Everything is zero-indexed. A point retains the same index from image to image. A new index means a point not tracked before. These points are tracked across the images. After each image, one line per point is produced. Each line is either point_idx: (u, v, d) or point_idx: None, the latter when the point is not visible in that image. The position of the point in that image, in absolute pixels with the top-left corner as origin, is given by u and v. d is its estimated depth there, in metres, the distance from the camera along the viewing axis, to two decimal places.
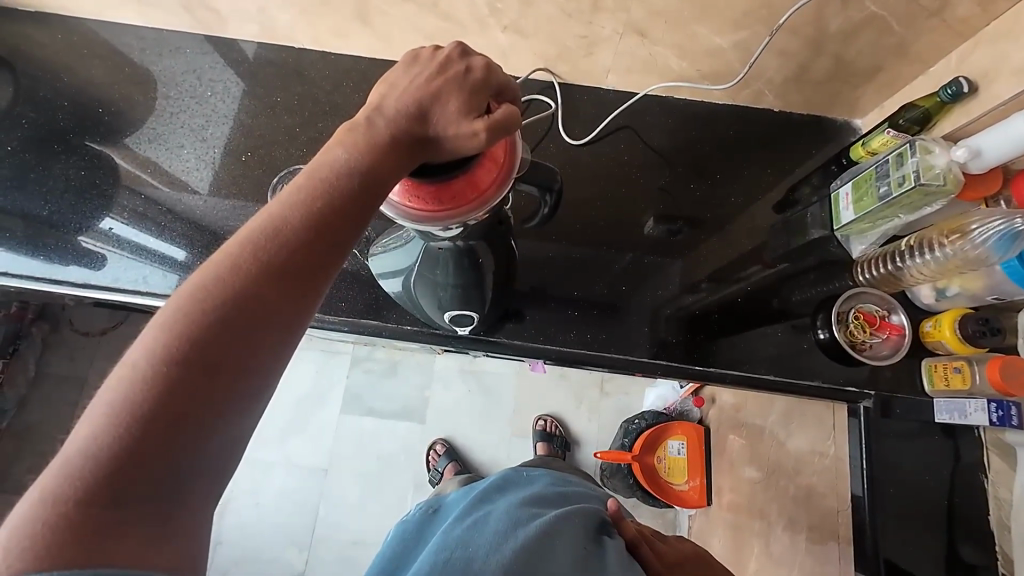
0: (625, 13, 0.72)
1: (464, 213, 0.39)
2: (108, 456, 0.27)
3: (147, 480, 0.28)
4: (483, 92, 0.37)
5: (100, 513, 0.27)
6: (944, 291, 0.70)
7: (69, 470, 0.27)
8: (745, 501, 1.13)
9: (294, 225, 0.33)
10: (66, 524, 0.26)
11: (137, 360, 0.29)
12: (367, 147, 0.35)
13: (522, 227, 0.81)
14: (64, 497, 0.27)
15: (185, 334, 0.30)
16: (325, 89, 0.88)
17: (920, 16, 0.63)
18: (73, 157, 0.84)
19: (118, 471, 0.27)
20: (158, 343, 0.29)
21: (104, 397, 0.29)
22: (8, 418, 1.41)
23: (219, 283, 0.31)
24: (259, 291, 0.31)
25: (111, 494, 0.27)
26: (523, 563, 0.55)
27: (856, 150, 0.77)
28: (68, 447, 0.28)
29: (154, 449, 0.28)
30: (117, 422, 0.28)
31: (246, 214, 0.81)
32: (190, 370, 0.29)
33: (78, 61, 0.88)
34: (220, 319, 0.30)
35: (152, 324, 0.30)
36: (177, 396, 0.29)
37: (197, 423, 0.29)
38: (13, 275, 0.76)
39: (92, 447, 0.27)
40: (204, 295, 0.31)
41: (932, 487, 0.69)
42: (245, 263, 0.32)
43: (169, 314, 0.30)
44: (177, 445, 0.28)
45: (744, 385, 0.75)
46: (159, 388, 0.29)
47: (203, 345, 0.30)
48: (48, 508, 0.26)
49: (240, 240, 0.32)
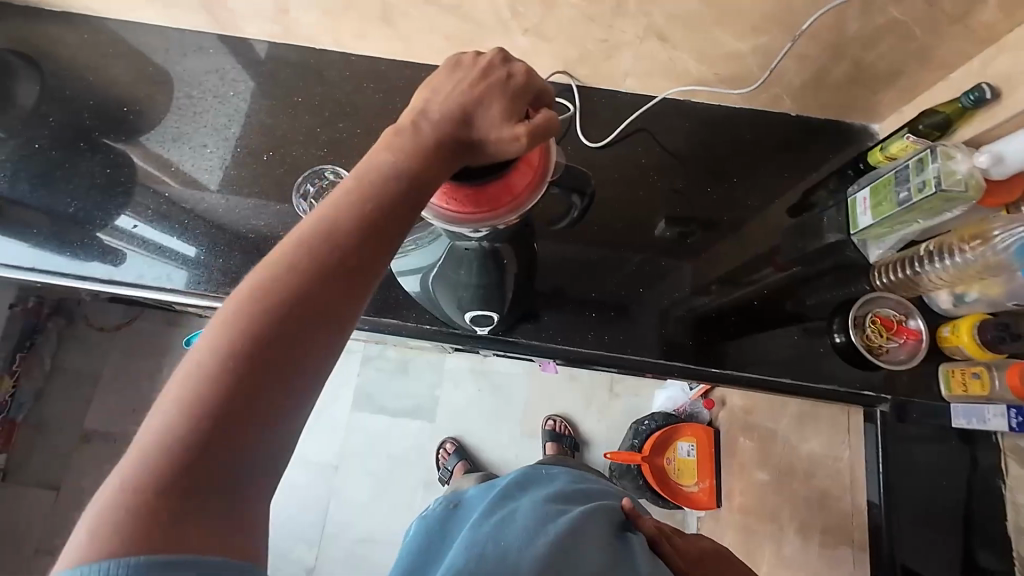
0: (646, 17, 0.73)
1: (500, 216, 0.43)
2: (181, 445, 0.30)
3: (216, 468, 0.30)
4: (523, 98, 0.40)
5: (175, 498, 0.29)
6: (963, 297, 0.70)
7: (147, 454, 0.30)
8: (756, 504, 1.13)
9: (343, 229, 0.36)
10: (148, 508, 0.29)
11: (205, 353, 0.32)
12: (413, 151, 0.38)
13: (551, 227, 0.82)
14: (144, 482, 0.29)
15: (247, 332, 0.32)
16: (345, 90, 0.89)
17: (943, 22, 0.63)
18: (98, 155, 0.85)
19: (190, 459, 0.30)
20: (223, 341, 0.32)
21: (176, 390, 0.31)
22: (24, 412, 1.43)
23: (278, 282, 0.34)
24: (313, 292, 0.34)
25: (185, 481, 0.30)
26: (556, 560, 0.56)
27: (874, 155, 0.79)
28: (146, 437, 0.31)
29: (223, 438, 0.31)
30: (190, 413, 0.31)
31: (268, 213, 0.82)
32: (253, 362, 0.32)
33: (103, 60, 0.90)
34: (279, 318, 0.33)
35: (216, 323, 0.33)
36: (242, 390, 0.31)
37: (260, 415, 0.32)
38: (42, 271, 0.78)
39: (167, 437, 0.30)
40: (264, 296, 0.33)
41: (949, 491, 0.69)
42: (300, 266, 0.34)
43: (232, 314, 0.33)
44: (242, 435, 0.31)
45: (760, 387, 0.75)
46: (226, 382, 0.31)
47: (264, 342, 0.32)
48: (130, 492, 0.29)
49: (294, 244, 0.35)
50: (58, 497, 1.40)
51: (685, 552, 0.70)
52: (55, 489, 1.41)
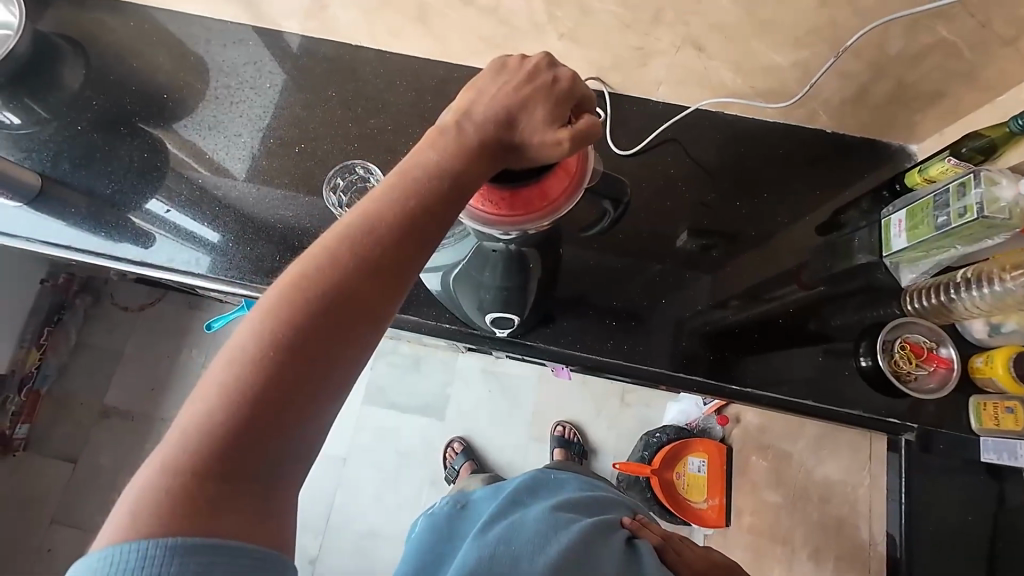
0: (685, 26, 0.72)
1: (534, 220, 0.42)
2: (218, 432, 0.31)
3: (252, 457, 0.31)
4: (568, 103, 0.39)
5: (213, 485, 0.30)
6: (1000, 327, 0.68)
7: (185, 440, 0.30)
8: (767, 525, 1.10)
9: (386, 225, 0.36)
10: (185, 493, 0.29)
11: (245, 342, 0.32)
12: (457, 151, 0.38)
13: (582, 233, 0.82)
14: (183, 467, 0.30)
15: (288, 324, 0.33)
16: (378, 87, 0.90)
17: (995, 43, 0.61)
18: (137, 140, 0.88)
19: (228, 447, 0.30)
20: (265, 331, 0.32)
21: (216, 376, 0.32)
22: (48, 384, 1.47)
23: (319, 276, 0.34)
24: (354, 286, 0.34)
25: (222, 468, 0.30)
26: (570, 564, 0.57)
27: (912, 176, 0.76)
28: (185, 421, 0.31)
29: (260, 428, 0.31)
30: (229, 402, 0.31)
31: (296, 204, 0.84)
32: (292, 354, 0.32)
33: (147, 48, 0.92)
34: (320, 312, 0.33)
35: (257, 312, 0.33)
36: (281, 381, 0.32)
37: (298, 406, 0.32)
38: (77, 249, 0.81)
39: (206, 424, 0.31)
40: (306, 288, 0.34)
41: (974, 527, 0.67)
42: (343, 260, 0.35)
43: (273, 304, 0.33)
44: (278, 425, 0.32)
45: (780, 407, 0.74)
46: (265, 372, 0.32)
47: (305, 334, 0.33)
48: (169, 476, 0.30)
49: (336, 237, 0.35)
50: (75, 469, 1.44)
51: (690, 559, 0.69)
52: (73, 462, 1.44)
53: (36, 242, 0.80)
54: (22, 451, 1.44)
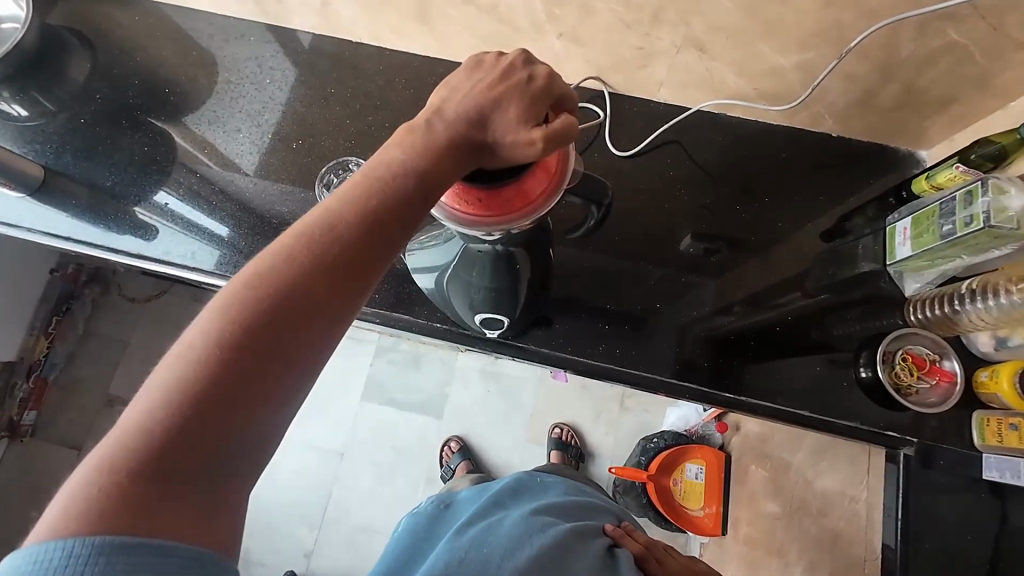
0: (686, 27, 0.71)
1: (507, 221, 0.41)
2: (160, 430, 0.31)
3: (196, 456, 0.31)
4: (543, 101, 0.39)
5: (152, 484, 0.30)
6: (1006, 340, 0.65)
7: (126, 437, 0.31)
8: (763, 536, 1.08)
9: (345, 225, 0.36)
10: (122, 492, 0.29)
11: (195, 341, 0.33)
12: (426, 151, 0.38)
13: (564, 235, 0.81)
14: (121, 465, 0.30)
15: (240, 322, 0.33)
16: (378, 84, 0.90)
17: (1007, 47, 0.59)
18: (139, 133, 0.89)
19: (171, 445, 0.31)
20: (215, 329, 0.33)
21: (165, 373, 0.32)
22: (56, 371, 1.50)
23: (274, 275, 0.34)
24: (310, 285, 0.34)
25: (162, 467, 0.30)
26: (544, 567, 0.57)
27: (919, 183, 0.73)
28: (129, 418, 0.31)
29: (205, 428, 0.31)
30: (174, 400, 0.31)
31: (292, 200, 0.84)
32: (241, 354, 0.32)
33: (152, 43, 0.93)
34: (273, 310, 0.33)
35: (210, 311, 0.33)
36: (228, 380, 0.32)
37: (244, 407, 0.32)
38: (75, 240, 0.82)
39: (150, 421, 0.31)
40: (260, 286, 0.34)
41: (971, 550, 0.64)
42: (299, 258, 0.35)
43: (226, 302, 0.33)
44: (225, 425, 0.32)
45: (775, 418, 0.72)
46: (212, 370, 0.32)
47: (255, 333, 0.33)
48: (107, 474, 0.30)
49: (295, 236, 0.36)
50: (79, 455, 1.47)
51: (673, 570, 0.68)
52: (77, 449, 1.47)
53: (39, 234, 0.82)
54: (29, 437, 1.47)
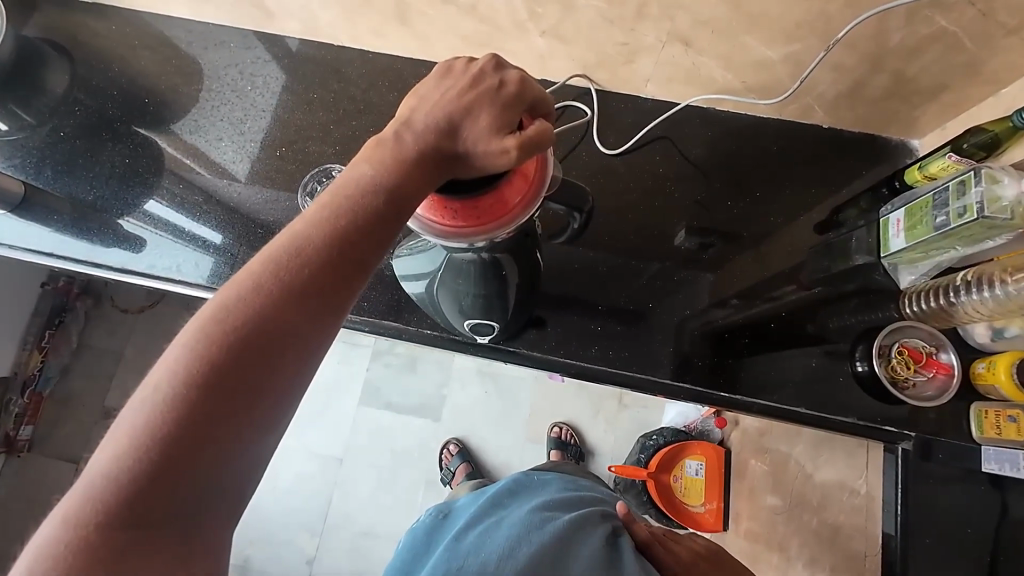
0: (670, 21, 0.69)
1: (488, 231, 0.40)
2: (128, 477, 0.30)
3: (168, 498, 0.30)
4: (516, 108, 0.38)
5: (125, 535, 0.29)
6: (1002, 331, 0.65)
7: (94, 483, 0.30)
8: (764, 531, 1.08)
9: (314, 247, 0.35)
10: (92, 546, 0.29)
11: (161, 382, 0.32)
12: (394, 165, 0.37)
13: (550, 242, 0.79)
14: (89, 517, 0.29)
15: (206, 357, 0.32)
16: (361, 88, 0.88)
17: (996, 33, 0.58)
18: (120, 144, 0.87)
19: (141, 492, 0.30)
20: (179, 367, 0.32)
21: (131, 417, 0.31)
22: (51, 386, 1.49)
23: (239, 306, 0.33)
24: (278, 313, 0.33)
25: (133, 513, 0.30)
26: (548, 561, 0.57)
27: (911, 173, 0.72)
28: (96, 464, 0.30)
29: (176, 471, 0.30)
30: (140, 444, 0.30)
31: (277, 207, 0.83)
32: (210, 391, 0.32)
33: (130, 52, 0.92)
34: (241, 342, 0.32)
35: (175, 349, 0.32)
36: (195, 420, 0.31)
37: (216, 447, 0.31)
38: (59, 256, 0.81)
39: (117, 468, 0.30)
40: (227, 318, 0.33)
41: (973, 543, 0.64)
42: (267, 286, 0.34)
43: (193, 335, 0.32)
44: (195, 468, 0.31)
45: (772, 416, 0.71)
46: (179, 411, 0.31)
47: (223, 368, 0.32)
48: (76, 526, 0.29)
49: (262, 262, 0.34)
50: (77, 469, 1.46)
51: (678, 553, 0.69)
52: (75, 462, 1.47)
53: (21, 251, 0.81)
54: (26, 452, 1.46)
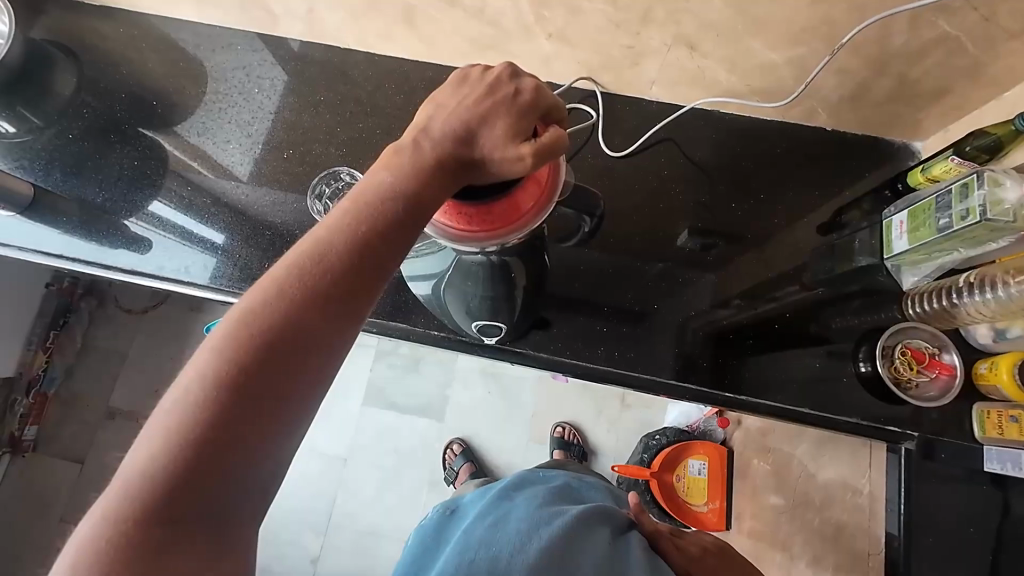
0: (675, 25, 0.70)
1: (500, 236, 0.41)
2: (162, 477, 0.31)
3: (199, 497, 0.31)
4: (531, 115, 0.38)
5: (160, 534, 0.30)
6: (1004, 333, 0.66)
7: (128, 483, 0.31)
8: (767, 530, 1.09)
9: (336, 252, 0.35)
10: (129, 544, 0.29)
11: (189, 385, 0.32)
12: (412, 172, 0.37)
13: (558, 245, 0.80)
14: (125, 516, 0.30)
15: (234, 360, 0.33)
16: (367, 90, 0.89)
17: (998, 38, 0.59)
18: (128, 147, 0.88)
19: (174, 492, 0.31)
20: (207, 370, 0.32)
21: (161, 420, 0.32)
22: (55, 386, 1.49)
23: (265, 311, 0.34)
24: (303, 317, 0.34)
25: (167, 512, 0.30)
26: (557, 557, 0.58)
27: (914, 175, 0.73)
28: (130, 465, 0.31)
29: (206, 472, 0.31)
30: (173, 445, 0.31)
31: (284, 208, 0.83)
32: (238, 395, 0.32)
33: (137, 54, 0.92)
34: (267, 345, 0.33)
35: (203, 353, 0.33)
36: (224, 423, 0.32)
37: (245, 448, 0.32)
38: (70, 258, 0.81)
39: (151, 468, 0.31)
40: (253, 322, 0.33)
41: (975, 541, 0.65)
42: (291, 290, 0.34)
43: (220, 339, 0.33)
44: (225, 468, 0.31)
45: (778, 416, 0.72)
46: (208, 413, 0.32)
47: (250, 372, 0.33)
48: (113, 525, 0.30)
49: (286, 267, 0.35)
50: (82, 470, 1.47)
51: (685, 549, 0.70)
52: (80, 463, 1.47)
53: (32, 253, 0.81)
54: (31, 452, 1.47)
